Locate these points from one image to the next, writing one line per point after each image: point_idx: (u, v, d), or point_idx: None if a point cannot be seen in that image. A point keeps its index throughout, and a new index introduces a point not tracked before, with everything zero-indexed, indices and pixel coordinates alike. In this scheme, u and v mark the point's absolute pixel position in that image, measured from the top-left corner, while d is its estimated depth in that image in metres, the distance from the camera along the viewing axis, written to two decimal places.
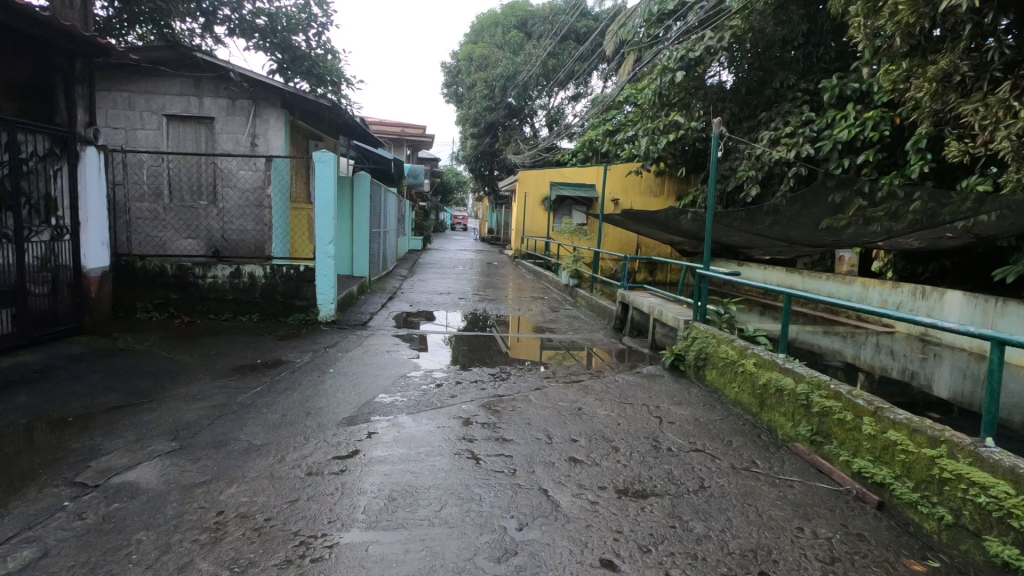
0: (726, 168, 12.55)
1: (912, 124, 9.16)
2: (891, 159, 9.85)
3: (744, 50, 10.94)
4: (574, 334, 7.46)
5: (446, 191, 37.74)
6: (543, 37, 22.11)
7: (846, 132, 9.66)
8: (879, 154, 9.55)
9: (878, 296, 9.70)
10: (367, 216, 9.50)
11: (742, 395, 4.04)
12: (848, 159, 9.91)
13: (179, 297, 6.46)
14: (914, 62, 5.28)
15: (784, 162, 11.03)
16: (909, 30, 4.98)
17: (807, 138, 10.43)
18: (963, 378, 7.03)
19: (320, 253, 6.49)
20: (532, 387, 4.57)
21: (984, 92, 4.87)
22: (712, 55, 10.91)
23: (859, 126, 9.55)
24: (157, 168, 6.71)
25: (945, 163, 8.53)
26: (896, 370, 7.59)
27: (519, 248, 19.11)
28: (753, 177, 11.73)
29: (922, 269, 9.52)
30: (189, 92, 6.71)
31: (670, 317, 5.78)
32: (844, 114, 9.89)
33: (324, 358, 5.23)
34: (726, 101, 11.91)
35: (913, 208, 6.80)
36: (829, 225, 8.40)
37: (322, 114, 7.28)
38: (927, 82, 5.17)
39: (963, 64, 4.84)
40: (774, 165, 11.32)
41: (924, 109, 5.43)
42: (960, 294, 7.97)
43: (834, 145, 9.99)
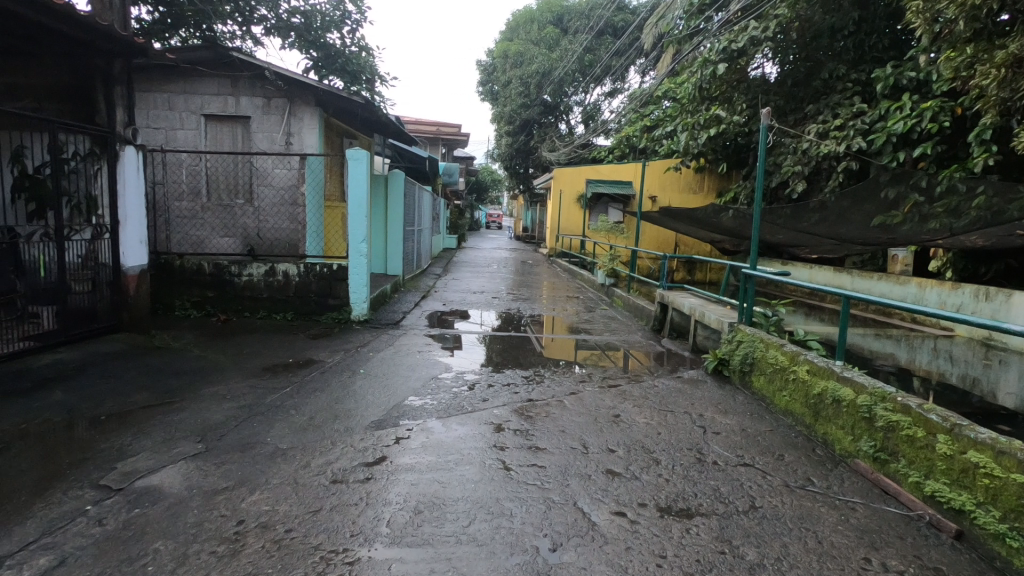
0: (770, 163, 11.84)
1: (975, 114, 8.53)
2: (951, 152, 9.21)
3: (789, 40, 10.46)
4: (610, 335, 7.22)
5: (480, 189, 37.77)
6: (579, 32, 21.79)
7: (901, 123, 9.07)
8: (938, 146, 8.92)
9: (936, 297, 9.10)
10: (401, 215, 9.46)
11: (794, 405, 3.75)
12: (904, 153, 9.31)
13: (215, 295, 6.53)
14: (981, 46, 5.36)
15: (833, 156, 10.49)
16: (976, 12, 5.08)
17: (858, 130, 9.88)
18: None
19: (354, 252, 6.45)
20: (567, 391, 4.38)
21: None
22: (756, 46, 10.45)
23: (915, 117, 8.94)
24: (196, 168, 6.80)
25: (1014, 155, 7.91)
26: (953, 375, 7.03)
27: (554, 247, 18.88)
28: (799, 172, 11.10)
29: (984, 268, 8.90)
30: (226, 92, 6.77)
31: (713, 320, 5.48)
32: (899, 104, 9.29)
33: (355, 358, 5.16)
34: (770, 93, 11.44)
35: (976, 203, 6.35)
36: (882, 222, 7.91)
37: (355, 112, 7.23)
38: (995, 67, 5.05)
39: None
40: (821, 159, 10.77)
41: (989, 97, 5.27)
42: None
43: (888, 137, 9.42)
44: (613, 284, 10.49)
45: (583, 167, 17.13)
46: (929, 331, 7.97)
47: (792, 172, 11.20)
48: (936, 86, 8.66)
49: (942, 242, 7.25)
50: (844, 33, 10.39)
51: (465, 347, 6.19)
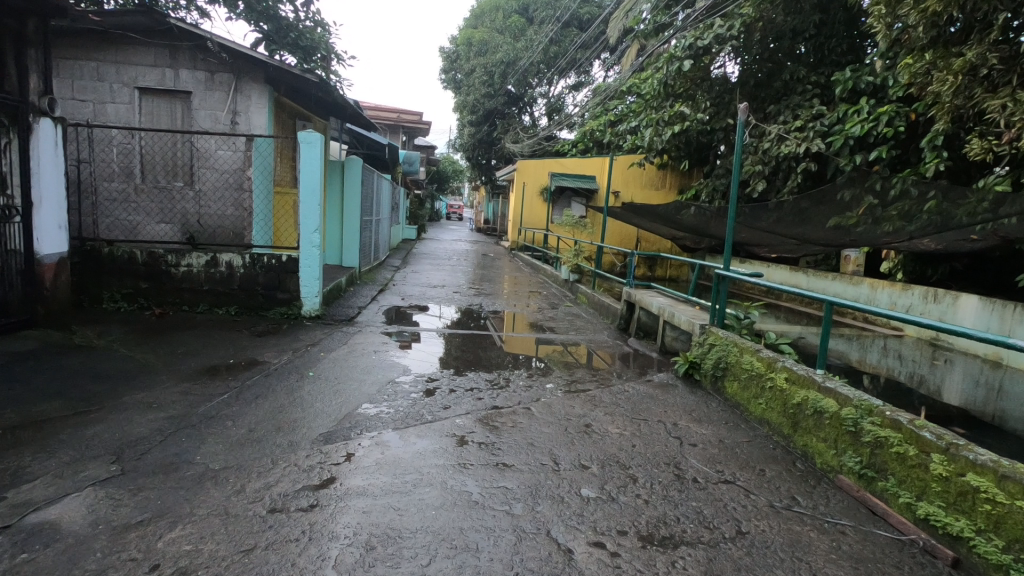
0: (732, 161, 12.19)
1: (928, 120, 8.67)
2: (903, 157, 9.38)
3: (752, 41, 10.45)
4: (575, 334, 7.00)
5: (441, 180, 37.12)
6: (544, 23, 21.48)
7: (858, 127, 9.16)
8: (893, 150, 9.01)
9: (889, 298, 9.30)
10: (358, 204, 8.97)
11: (770, 413, 3.60)
12: (860, 156, 9.38)
13: (149, 287, 5.97)
14: (937, 54, 5.07)
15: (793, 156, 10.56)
16: (934, 19, 4.85)
17: (818, 132, 9.95)
18: (978, 386, 6.54)
19: (305, 243, 6.01)
20: (533, 398, 4.11)
21: (1012, 86, 4.57)
22: (722, 44, 10.39)
23: (872, 121, 9.00)
24: (128, 146, 6.18)
25: (962, 161, 8.09)
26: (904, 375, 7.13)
27: (516, 240, 18.61)
28: (760, 172, 11.15)
29: (932, 271, 9.15)
30: (164, 63, 6.14)
31: (683, 321, 5.31)
32: (857, 108, 9.38)
33: (304, 358, 4.76)
34: (733, 93, 11.53)
35: (927, 207, 6.40)
36: (836, 223, 7.91)
37: (309, 91, 6.71)
38: (951, 74, 4.89)
39: (992, 56, 4.58)
40: (782, 159, 10.84)
41: (944, 105, 5.10)
42: (976, 299, 7.56)
43: (845, 140, 9.51)
44: (577, 279, 10.30)
45: (547, 160, 16.94)
46: (881, 331, 8.11)
47: (752, 172, 11.21)
48: (891, 92, 8.78)
49: (900, 245, 7.34)
50: (805, 36, 10.47)
51: (424, 345, 5.84)
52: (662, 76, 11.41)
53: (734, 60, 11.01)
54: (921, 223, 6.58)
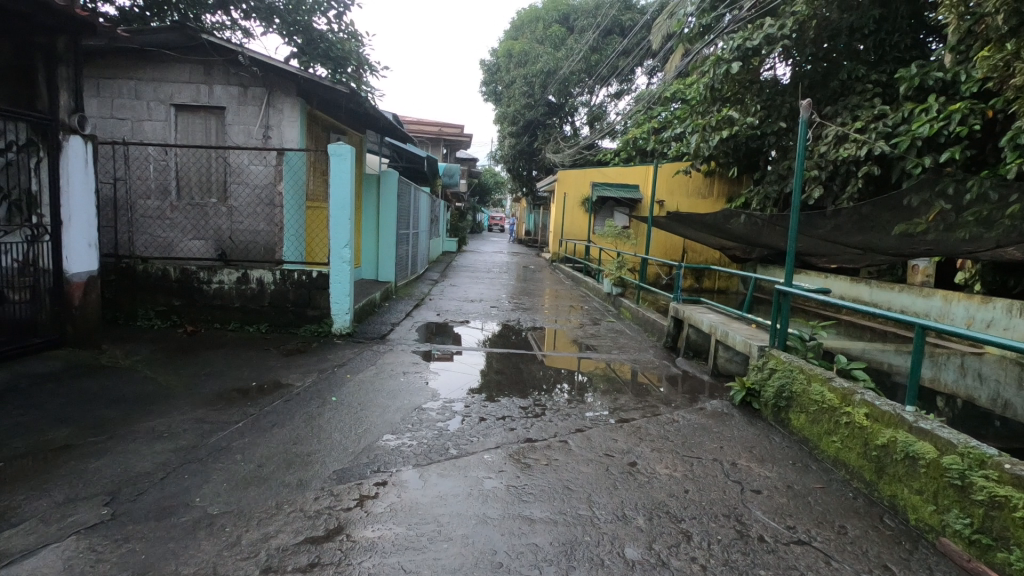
0: (784, 167, 11.50)
1: (1007, 117, 7.95)
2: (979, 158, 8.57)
3: (806, 39, 9.82)
4: (618, 353, 6.55)
5: (483, 192, 37.11)
6: (585, 31, 21.17)
7: (927, 127, 8.42)
8: (968, 151, 8.24)
9: (966, 312, 8.39)
10: (394, 218, 8.81)
11: (849, 455, 3.09)
12: (929, 158, 8.61)
13: (182, 304, 5.91)
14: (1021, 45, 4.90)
15: (853, 160, 9.80)
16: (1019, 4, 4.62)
17: (880, 134, 9.16)
18: None
19: (335, 258, 5.84)
20: (571, 429, 3.72)
21: None
22: (772, 45, 9.74)
23: (943, 120, 8.27)
24: (164, 162, 6.18)
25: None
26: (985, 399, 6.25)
27: (557, 252, 18.23)
28: (817, 177, 10.49)
29: (1015, 282, 8.26)
30: (198, 79, 6.12)
31: (739, 342, 4.80)
32: (925, 107, 8.60)
33: (329, 380, 4.52)
34: (784, 95, 10.89)
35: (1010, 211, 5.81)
36: (902, 231, 7.16)
37: (341, 104, 6.53)
38: None
39: None
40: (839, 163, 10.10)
41: None
42: None
43: (912, 141, 8.76)
44: (620, 293, 9.83)
45: (588, 170, 16.51)
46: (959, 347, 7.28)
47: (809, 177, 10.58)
48: (964, 88, 8.07)
49: (983, 255, 6.59)
50: (863, 34, 9.75)
51: (457, 365, 5.52)
52: (708, 79, 10.87)
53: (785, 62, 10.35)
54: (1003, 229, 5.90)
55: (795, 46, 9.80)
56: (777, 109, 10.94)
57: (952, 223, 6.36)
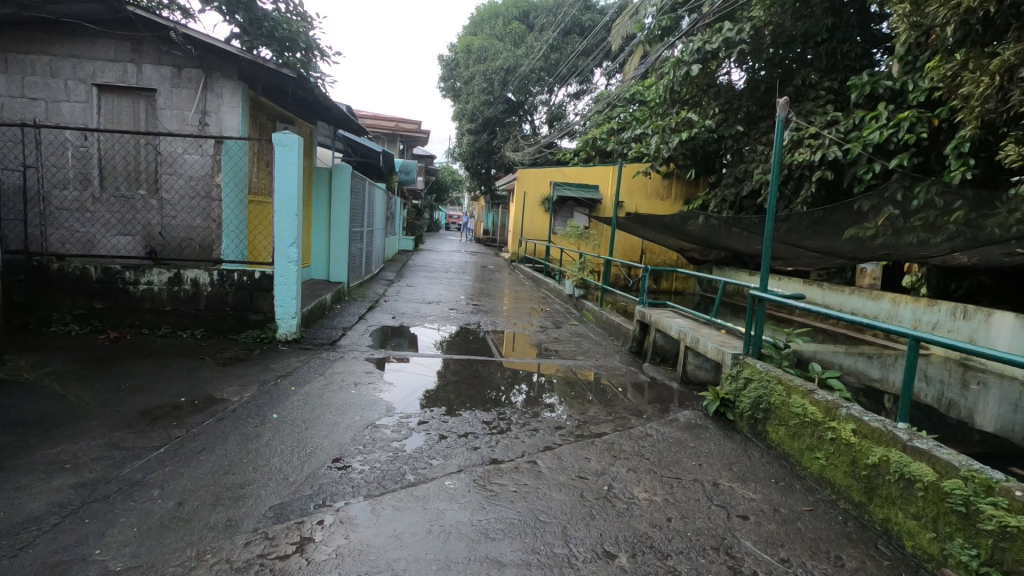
0: (740, 170, 11.46)
1: (952, 126, 8.13)
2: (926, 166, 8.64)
3: (763, 44, 9.81)
4: (583, 357, 6.31)
5: (440, 190, 36.54)
6: (545, 30, 21.01)
7: (878, 133, 8.49)
8: (915, 158, 8.36)
9: (913, 314, 8.56)
10: (347, 214, 8.31)
11: (835, 473, 2.92)
12: (879, 164, 8.74)
13: (104, 307, 5.30)
14: (972, 55, 5.01)
15: (808, 165, 9.88)
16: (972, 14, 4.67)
17: (834, 139, 9.19)
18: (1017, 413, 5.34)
19: (280, 257, 5.35)
20: (540, 447, 3.42)
21: None
22: (730, 49, 9.88)
23: (892, 127, 8.35)
24: (86, 149, 5.54)
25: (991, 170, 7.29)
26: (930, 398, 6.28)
27: (516, 252, 17.99)
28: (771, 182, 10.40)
29: (956, 285, 8.47)
30: (125, 57, 5.50)
31: (711, 349, 4.62)
32: (875, 114, 8.69)
33: (269, 394, 4.07)
34: (741, 99, 10.88)
35: (954, 219, 5.81)
36: (852, 234, 7.16)
37: (289, 90, 6.03)
38: (990, 76, 4.72)
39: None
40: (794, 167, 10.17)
41: (975, 107, 4.96)
42: (1011, 317, 6.74)
43: (864, 149, 8.75)
44: (583, 295, 9.62)
45: (549, 169, 16.36)
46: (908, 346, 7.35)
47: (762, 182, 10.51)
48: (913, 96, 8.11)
49: (936, 260, 6.70)
50: (816, 41, 9.79)
51: (415, 372, 5.13)
52: (668, 80, 10.82)
53: (742, 66, 10.39)
54: (950, 236, 5.87)
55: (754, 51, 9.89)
56: (735, 113, 10.90)
57: (900, 228, 6.39)
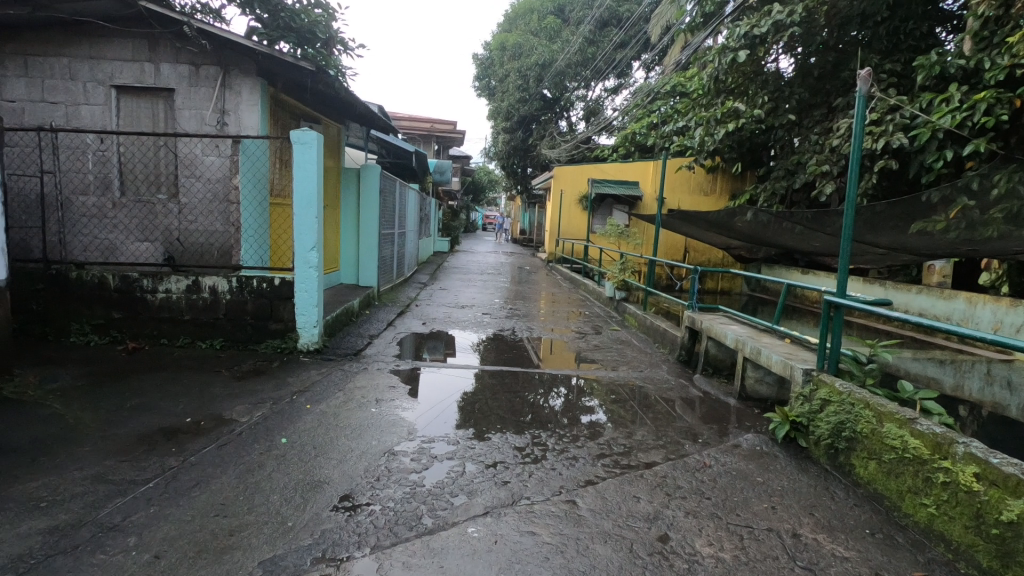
0: (791, 163, 10.55)
1: None
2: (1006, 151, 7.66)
3: (816, 28, 8.96)
4: (626, 367, 5.77)
5: (477, 190, 36.29)
6: (581, 23, 20.40)
7: (949, 118, 7.48)
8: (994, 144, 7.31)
9: (992, 315, 7.64)
10: (376, 216, 8.00)
11: (954, 528, 2.35)
12: (952, 150, 7.76)
13: (123, 317, 5.10)
14: None
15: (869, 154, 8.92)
16: None
17: (899, 125, 8.22)
18: None
19: (300, 262, 5.04)
20: (579, 482, 2.95)
21: None
22: (780, 33, 9.01)
23: (966, 110, 7.33)
24: (105, 153, 5.36)
25: None
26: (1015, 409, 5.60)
27: (554, 252, 17.46)
28: (827, 173, 9.47)
29: None
30: (142, 57, 5.30)
31: (776, 362, 4.04)
32: (946, 96, 7.69)
33: (282, 413, 3.72)
34: (792, 87, 10.08)
35: None
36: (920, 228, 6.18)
37: (310, 86, 5.71)
38: None
39: None
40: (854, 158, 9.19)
41: None
42: None
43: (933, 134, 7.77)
44: (624, 297, 9.04)
45: (586, 166, 15.80)
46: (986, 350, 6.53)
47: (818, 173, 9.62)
48: (988, 76, 7.17)
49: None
50: (875, 21, 8.90)
51: (443, 387, 4.68)
52: (713, 69, 10.11)
53: (792, 51, 9.57)
54: None
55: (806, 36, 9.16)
56: (785, 99, 10.18)
57: (976, 220, 5.56)
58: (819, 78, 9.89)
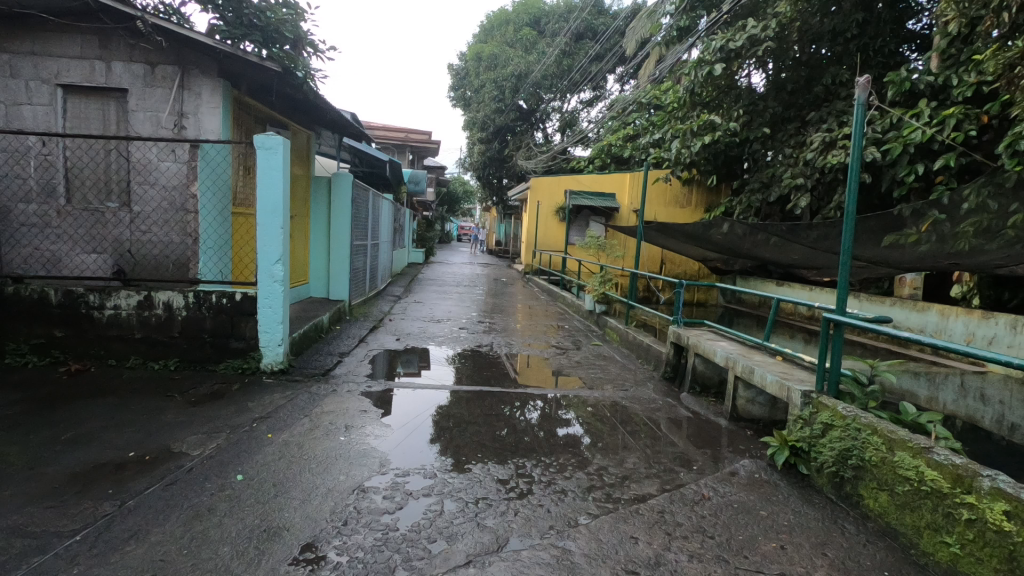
0: (764, 177, 10.46)
1: (1005, 122, 7.01)
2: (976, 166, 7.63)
3: (789, 43, 9.11)
4: (611, 384, 5.52)
5: (451, 202, 36.01)
6: (557, 35, 20.46)
7: (919, 133, 7.37)
8: (964, 159, 7.28)
9: (964, 327, 7.55)
10: (347, 227, 7.66)
11: (985, 571, 2.16)
12: (923, 165, 7.68)
13: (66, 336, 4.66)
14: None
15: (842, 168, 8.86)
16: None
17: (870, 139, 8.17)
18: None
19: (264, 276, 4.68)
20: (570, 521, 2.67)
21: None
22: (755, 48, 9.01)
23: (936, 126, 7.27)
24: (49, 157, 4.92)
25: None
26: (990, 421, 5.45)
27: (530, 263, 17.25)
28: (801, 186, 9.43)
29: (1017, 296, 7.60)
30: (93, 54, 4.91)
31: (770, 383, 3.85)
32: (916, 112, 7.59)
33: (240, 444, 3.37)
34: (766, 101, 10.03)
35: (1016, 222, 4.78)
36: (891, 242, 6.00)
37: (277, 89, 5.39)
38: None
39: None
40: (827, 171, 9.14)
41: None
42: None
43: (904, 148, 7.69)
44: (604, 311, 8.84)
45: (563, 177, 15.71)
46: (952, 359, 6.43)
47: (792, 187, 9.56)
48: (955, 92, 7.15)
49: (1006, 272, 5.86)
50: (845, 37, 8.97)
51: (418, 410, 4.34)
52: (689, 81, 10.10)
53: (763, 67, 9.67)
54: (1009, 242, 4.93)
55: (780, 51, 9.25)
56: (759, 114, 10.08)
57: (946, 234, 5.34)
58: (793, 92, 9.92)
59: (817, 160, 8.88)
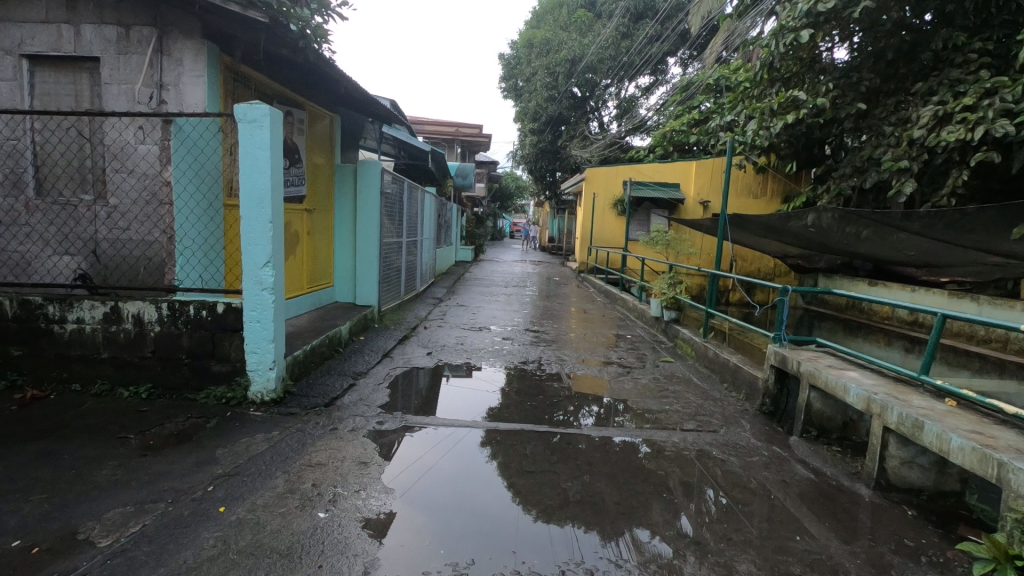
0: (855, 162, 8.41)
1: None
2: None
3: None
4: (695, 419, 4.26)
5: (503, 197, 35.09)
6: (613, 16, 19.01)
7: None
8: None
9: None
10: (375, 223, 6.69)
11: None
12: None
13: (24, 355, 3.89)
14: None
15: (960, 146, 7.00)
16: None
17: (1000, 110, 6.33)
18: None
19: (250, 283, 3.73)
20: None
21: None
22: (853, 7, 7.14)
23: None
24: (13, 142, 4.14)
25: None
26: None
27: (585, 261, 15.98)
28: (905, 169, 7.46)
29: None
30: (60, 17, 4.09)
31: (959, 450, 2.51)
32: None
33: (175, 525, 2.38)
34: (862, 70, 8.08)
35: None
36: None
37: (279, 52, 4.43)
38: None
39: None
40: (938, 153, 7.24)
41: None
42: None
43: None
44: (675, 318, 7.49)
45: (622, 166, 14.37)
46: None
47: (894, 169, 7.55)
48: None
49: None
50: None
51: (445, 450, 3.47)
52: (766, 54, 8.29)
53: (848, 43, 8.09)
54: None
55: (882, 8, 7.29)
56: (852, 90, 8.09)
57: None
58: (891, 62, 8.00)
59: (927, 139, 7.02)
